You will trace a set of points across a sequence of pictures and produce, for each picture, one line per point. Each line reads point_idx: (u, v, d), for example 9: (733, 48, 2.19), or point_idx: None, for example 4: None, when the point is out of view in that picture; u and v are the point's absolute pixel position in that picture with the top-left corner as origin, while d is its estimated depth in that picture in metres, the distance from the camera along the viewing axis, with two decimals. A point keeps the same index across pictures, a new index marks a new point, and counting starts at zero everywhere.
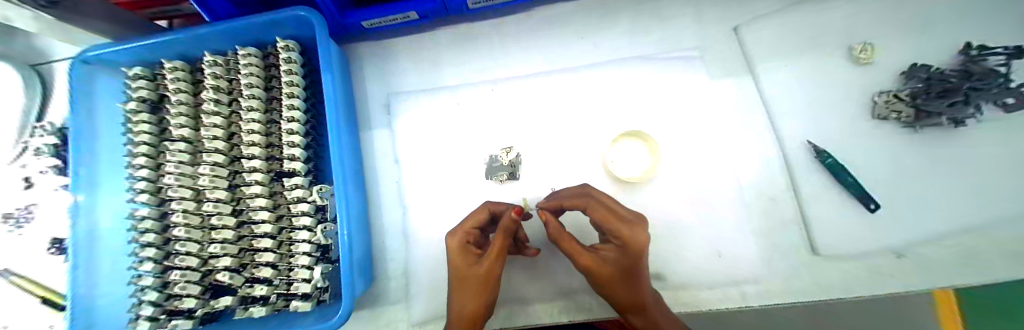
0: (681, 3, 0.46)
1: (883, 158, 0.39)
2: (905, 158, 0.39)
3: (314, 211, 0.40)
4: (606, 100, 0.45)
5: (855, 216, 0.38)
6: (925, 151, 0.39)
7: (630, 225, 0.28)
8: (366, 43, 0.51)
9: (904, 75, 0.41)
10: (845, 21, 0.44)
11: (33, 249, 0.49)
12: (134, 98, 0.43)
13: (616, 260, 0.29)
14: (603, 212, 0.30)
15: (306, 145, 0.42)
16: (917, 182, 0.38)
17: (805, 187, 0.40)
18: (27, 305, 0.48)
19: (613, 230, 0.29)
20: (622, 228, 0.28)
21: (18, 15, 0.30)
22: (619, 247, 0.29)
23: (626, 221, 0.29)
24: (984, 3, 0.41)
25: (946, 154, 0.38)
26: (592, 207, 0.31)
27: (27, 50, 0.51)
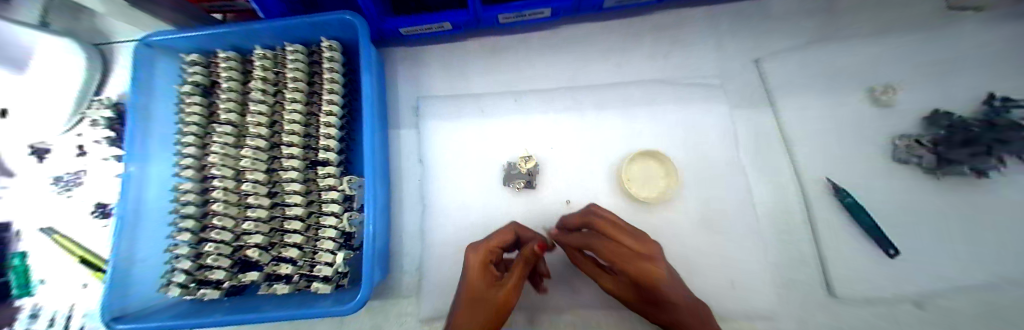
0: (704, 34, 0.48)
1: (902, 202, 0.39)
2: (925, 204, 0.39)
3: (342, 199, 0.43)
4: (626, 120, 0.47)
5: (872, 259, 0.38)
6: (944, 200, 0.39)
7: (630, 262, 0.27)
8: (401, 48, 0.55)
9: (925, 121, 0.41)
10: (862, 66, 0.46)
11: (78, 212, 0.53)
12: (188, 82, 0.47)
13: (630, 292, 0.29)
14: (606, 249, 0.29)
15: (340, 138, 0.45)
16: (936, 230, 0.38)
17: (823, 226, 0.39)
18: (66, 265, 0.51)
19: (619, 269, 0.28)
20: (624, 268, 0.27)
21: None
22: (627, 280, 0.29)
23: (621, 255, 0.28)
24: (994, 63, 0.44)
25: (965, 204, 0.38)
26: (596, 247, 0.31)
27: (91, 30, 0.58)
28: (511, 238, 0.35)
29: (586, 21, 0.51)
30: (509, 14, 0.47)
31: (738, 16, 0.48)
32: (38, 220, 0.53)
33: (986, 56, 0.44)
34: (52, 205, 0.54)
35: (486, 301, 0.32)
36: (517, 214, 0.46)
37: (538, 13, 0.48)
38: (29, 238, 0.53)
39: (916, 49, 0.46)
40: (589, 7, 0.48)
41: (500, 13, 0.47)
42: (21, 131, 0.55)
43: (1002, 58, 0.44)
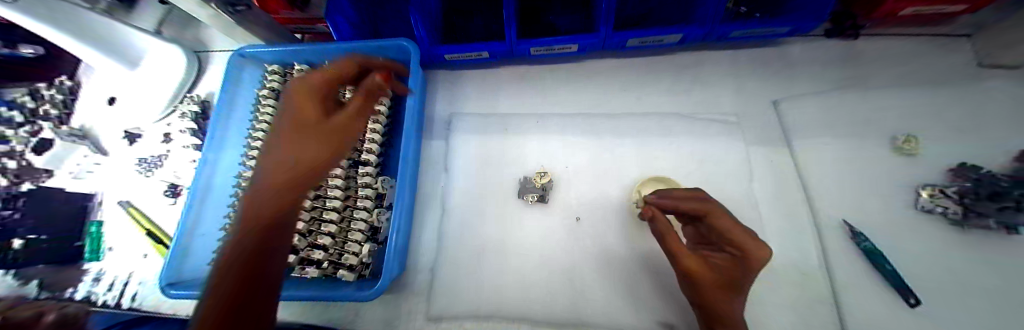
0: (721, 75, 0.52)
1: (940, 253, 0.37)
2: (967, 257, 0.37)
3: (374, 197, 0.49)
4: (643, 147, 0.50)
5: (918, 311, 0.35)
6: (989, 253, 0.36)
7: (751, 237, 0.28)
8: (444, 72, 0.63)
9: (951, 172, 0.41)
10: (885, 113, 0.46)
11: (151, 189, 0.61)
12: (267, 88, 0.56)
13: (727, 270, 0.29)
14: (730, 222, 0.29)
15: (381, 143, 0.52)
16: (990, 286, 0.35)
17: (851, 267, 0.37)
18: (132, 236, 0.57)
19: (735, 241, 0.28)
20: (749, 242, 0.28)
21: None
22: (734, 257, 0.29)
23: (749, 234, 0.29)
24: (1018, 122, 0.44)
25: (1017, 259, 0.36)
26: (714, 216, 0.30)
27: (194, 41, 0.72)
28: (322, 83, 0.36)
29: (609, 58, 0.57)
30: (541, 47, 0.54)
31: (755, 61, 0.52)
32: (112, 192, 0.61)
33: (1007, 115, 0.45)
34: (133, 182, 0.61)
35: (305, 161, 0.28)
36: (531, 226, 0.48)
37: (566, 47, 0.55)
38: (108, 209, 0.59)
39: (935, 103, 0.47)
40: (613, 45, 0.53)
41: (533, 46, 0.54)
42: (126, 118, 0.66)
43: None
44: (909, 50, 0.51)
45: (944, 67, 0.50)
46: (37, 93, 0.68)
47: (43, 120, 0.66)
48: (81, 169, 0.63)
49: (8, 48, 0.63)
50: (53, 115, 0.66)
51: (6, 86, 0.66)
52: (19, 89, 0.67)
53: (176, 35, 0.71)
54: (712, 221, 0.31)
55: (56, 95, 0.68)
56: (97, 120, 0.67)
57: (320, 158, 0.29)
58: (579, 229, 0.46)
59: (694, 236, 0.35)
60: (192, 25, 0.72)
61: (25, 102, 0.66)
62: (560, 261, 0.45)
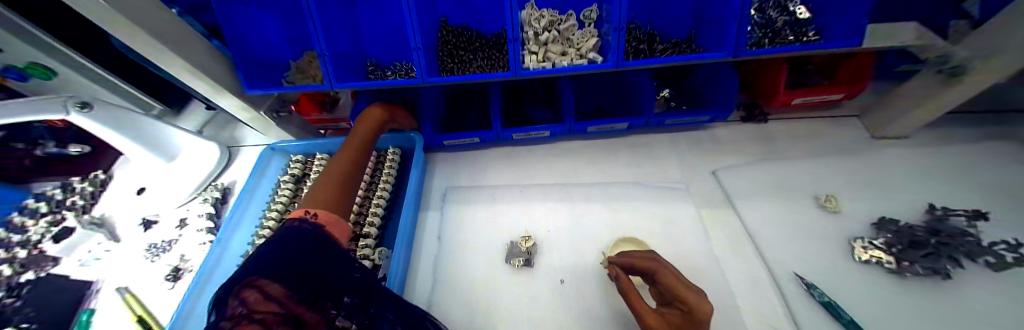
0: (666, 151, 0.64)
1: (894, 298, 0.40)
2: (919, 299, 0.40)
3: (371, 268, 0.51)
4: (610, 213, 0.57)
5: None
6: (932, 293, 0.40)
7: (691, 291, 0.33)
8: (440, 153, 0.75)
9: (874, 225, 0.48)
10: (804, 177, 0.57)
11: (147, 274, 0.61)
12: (289, 173, 0.67)
13: (678, 325, 0.31)
14: (671, 278, 0.35)
15: (383, 216, 0.60)
16: (958, 325, 0.36)
17: (827, 314, 0.39)
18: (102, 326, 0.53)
19: (677, 294, 0.33)
20: (687, 294, 0.32)
21: (236, 105, 0.60)
22: (683, 313, 0.32)
23: (693, 291, 0.33)
24: (910, 179, 0.54)
25: (962, 298, 0.39)
26: (660, 273, 0.36)
27: (228, 138, 0.86)
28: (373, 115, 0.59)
29: (578, 140, 0.71)
30: (520, 133, 0.67)
31: (692, 140, 0.65)
32: (106, 279, 0.60)
33: (899, 174, 0.55)
34: (136, 269, 0.62)
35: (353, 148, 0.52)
36: (517, 289, 0.50)
37: (540, 133, 0.68)
38: (104, 296, 0.57)
39: (845, 165, 0.58)
40: (577, 131, 0.67)
41: (514, 132, 0.67)
42: (150, 206, 0.72)
43: (913, 176, 0.55)
44: (808, 127, 0.66)
45: (839, 139, 0.63)
46: (67, 186, 0.75)
47: (66, 210, 0.71)
48: (90, 256, 0.64)
49: (59, 146, 0.71)
50: (78, 205, 0.72)
51: (41, 179, 0.73)
52: (53, 181, 0.75)
53: (214, 134, 0.86)
54: (659, 277, 0.36)
55: (88, 187, 0.76)
56: (120, 208, 0.72)
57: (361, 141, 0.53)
58: (564, 291, 0.48)
59: (658, 297, 0.38)
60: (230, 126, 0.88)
61: (54, 194, 0.73)
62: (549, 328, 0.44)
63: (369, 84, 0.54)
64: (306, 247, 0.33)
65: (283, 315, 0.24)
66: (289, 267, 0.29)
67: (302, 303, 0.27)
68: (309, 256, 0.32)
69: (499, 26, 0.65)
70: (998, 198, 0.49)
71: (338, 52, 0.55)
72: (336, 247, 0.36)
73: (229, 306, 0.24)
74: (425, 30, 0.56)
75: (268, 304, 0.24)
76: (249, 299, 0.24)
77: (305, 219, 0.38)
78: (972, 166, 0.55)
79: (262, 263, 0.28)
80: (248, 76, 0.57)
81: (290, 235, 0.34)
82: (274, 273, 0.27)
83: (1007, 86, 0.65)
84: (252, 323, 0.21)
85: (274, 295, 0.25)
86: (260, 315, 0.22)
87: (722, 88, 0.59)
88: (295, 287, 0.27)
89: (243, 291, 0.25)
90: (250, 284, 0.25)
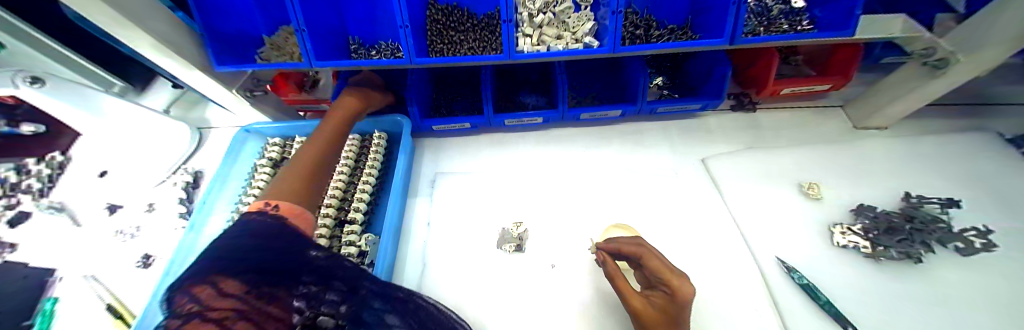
0: (658, 139, 0.64)
1: (869, 282, 0.42)
2: (890, 282, 0.42)
3: (358, 255, 0.50)
4: (598, 199, 0.57)
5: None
6: (900, 277, 0.42)
7: (677, 276, 0.33)
8: (429, 138, 0.72)
9: (853, 211, 0.49)
10: (793, 165, 0.57)
11: (117, 261, 0.57)
12: (267, 158, 0.64)
13: (662, 305, 0.32)
14: (657, 263, 0.35)
15: (369, 201, 0.57)
16: (921, 307, 0.39)
17: (797, 298, 0.41)
18: (67, 314, 0.50)
19: (664, 279, 0.33)
20: (672, 278, 0.33)
21: (205, 84, 0.56)
22: (668, 296, 0.32)
23: (677, 274, 0.34)
24: (892, 169, 0.56)
25: (926, 281, 0.41)
26: (647, 258, 0.36)
27: (199, 119, 0.80)
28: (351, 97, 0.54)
29: (570, 127, 0.70)
30: (512, 119, 0.65)
31: (683, 128, 0.65)
32: (67, 266, 0.56)
33: (882, 164, 0.57)
34: (103, 254, 0.58)
35: (323, 133, 0.47)
36: (508, 273, 0.49)
37: (531, 119, 0.66)
38: (67, 284, 0.54)
39: (833, 154, 0.59)
40: (569, 118, 0.65)
41: (506, 118, 0.64)
42: (117, 191, 0.68)
43: (894, 166, 0.56)
44: (797, 116, 0.66)
45: (827, 129, 0.64)
46: (21, 168, 0.68)
47: (22, 193, 0.66)
48: (49, 241, 0.60)
49: (9, 125, 0.62)
50: (34, 188, 0.66)
51: None
52: None
53: (182, 114, 0.81)
54: (646, 263, 0.36)
55: (42, 169, 0.68)
56: (81, 193, 0.67)
57: (336, 125, 0.49)
58: (554, 276, 0.48)
59: (643, 282, 0.38)
60: (199, 106, 0.83)
61: (7, 176, 0.66)
62: (538, 311, 0.44)
63: (353, 63, 0.50)
64: (259, 240, 0.26)
65: (248, 313, 0.19)
66: (247, 256, 0.23)
67: (262, 298, 0.22)
68: (267, 249, 0.26)
69: (491, 6, 0.63)
70: (967, 188, 0.51)
71: (318, 30, 0.50)
72: (297, 240, 0.30)
73: (172, 309, 0.18)
74: (412, 7, 0.53)
75: (227, 300, 0.18)
76: (199, 295, 0.18)
77: (264, 211, 0.32)
78: (946, 156, 0.57)
79: (213, 256, 0.22)
80: (217, 50, 0.51)
81: (251, 229, 0.27)
82: (233, 267, 0.21)
83: (984, 80, 0.67)
84: (210, 323, 0.16)
85: (231, 290, 0.19)
86: (217, 312, 0.17)
87: (713, 77, 0.58)
88: (255, 283, 0.22)
89: (189, 290, 0.19)
90: (201, 278, 0.20)
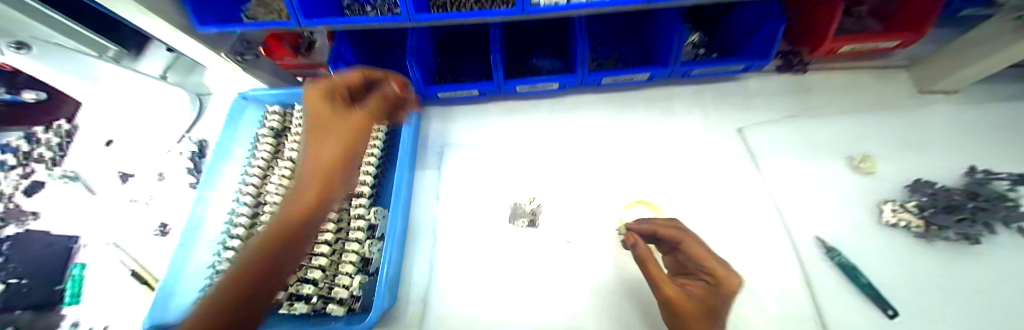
0: (689, 106, 0.57)
1: (913, 263, 0.39)
2: (934, 266, 0.39)
3: (367, 228, 0.49)
4: (619, 173, 0.53)
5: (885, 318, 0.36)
6: (947, 259, 0.39)
7: (719, 263, 0.30)
8: (435, 107, 0.67)
9: (908, 187, 0.44)
10: (842, 136, 0.51)
11: (135, 229, 0.58)
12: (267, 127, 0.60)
13: (703, 297, 0.29)
14: (701, 248, 0.32)
15: (375, 174, 0.55)
16: (961, 290, 0.37)
17: (818, 275, 0.40)
18: (103, 279, 0.53)
19: (705, 266, 0.31)
20: (715, 266, 0.30)
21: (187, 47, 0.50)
22: (710, 286, 0.30)
23: (722, 263, 0.31)
24: (954, 141, 0.49)
25: (977, 264, 0.38)
26: (687, 243, 0.33)
27: (196, 84, 0.74)
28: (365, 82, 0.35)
29: (590, 93, 0.63)
30: (524, 86, 0.59)
31: (719, 93, 0.58)
32: (91, 233, 0.57)
33: (946, 133, 0.50)
34: (121, 222, 0.59)
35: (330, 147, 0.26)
36: (522, 248, 0.48)
37: (546, 85, 0.60)
38: (93, 250, 0.55)
39: (889, 124, 0.52)
40: (589, 83, 0.58)
41: (518, 84, 0.58)
42: (124, 160, 0.67)
43: (959, 138, 0.49)
44: (854, 79, 0.57)
45: (886, 95, 0.56)
46: (31, 137, 0.66)
47: (35, 162, 0.65)
48: (67, 209, 0.60)
49: (9, 92, 0.63)
50: (46, 157, 0.64)
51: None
52: (15, 131, 0.66)
53: (180, 80, 0.72)
54: (685, 246, 0.33)
55: (52, 138, 0.66)
56: (91, 162, 0.66)
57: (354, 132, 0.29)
58: (569, 251, 0.47)
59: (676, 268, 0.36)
60: (196, 70, 0.73)
61: (20, 145, 0.65)
62: (551, 285, 0.44)
63: (347, 22, 0.44)
64: None
65: None
66: None
67: None
68: None
69: None
70: None
71: None
72: None
73: None
74: None
75: None
76: None
77: None
78: (1022, 127, 0.50)
79: None
80: (198, 8, 0.45)
81: None
82: None
83: None
84: None
85: None
86: None
87: (761, 33, 0.49)
88: None
89: None
90: None
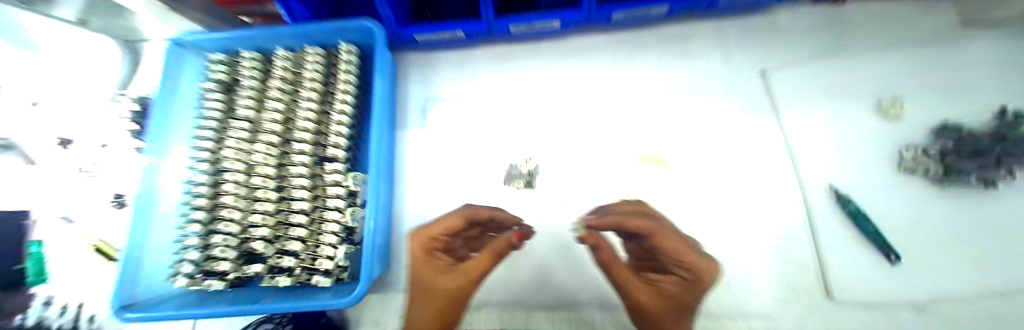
0: (708, 47, 0.50)
1: (920, 213, 0.38)
2: (943, 216, 0.37)
3: (347, 195, 0.44)
4: (623, 127, 0.48)
5: (879, 267, 0.36)
6: (959, 208, 0.37)
7: (699, 256, 0.26)
8: (414, 54, 0.57)
9: (935, 131, 0.41)
10: (873, 78, 0.46)
11: (88, 200, 0.52)
12: (212, 80, 0.50)
13: (677, 294, 0.26)
14: (674, 240, 0.26)
15: (350, 135, 0.47)
16: (964, 238, 0.36)
17: (826, 226, 0.39)
18: (72, 253, 0.49)
19: (681, 261, 0.26)
20: (692, 261, 0.25)
21: None
22: (685, 280, 0.26)
23: (701, 253, 0.26)
24: (1006, 76, 0.43)
25: (989, 212, 0.37)
26: (657, 234, 0.27)
27: (130, 31, 0.56)
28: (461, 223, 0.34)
29: (595, 33, 0.53)
30: (519, 24, 0.49)
31: (744, 30, 0.50)
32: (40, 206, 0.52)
33: (996, 67, 0.44)
34: (69, 194, 0.52)
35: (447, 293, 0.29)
36: (517, 210, 0.46)
37: (546, 24, 0.50)
38: (45, 225, 0.50)
39: (930, 62, 0.45)
40: (597, 19, 0.49)
41: (511, 23, 0.48)
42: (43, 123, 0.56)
43: (1014, 73, 0.43)
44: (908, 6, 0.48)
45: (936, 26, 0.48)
46: None
47: None
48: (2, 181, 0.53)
49: None
50: None
51: None
52: None
53: (107, 26, 0.53)
54: (653, 238, 0.28)
55: None
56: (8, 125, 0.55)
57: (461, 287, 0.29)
58: (567, 212, 0.45)
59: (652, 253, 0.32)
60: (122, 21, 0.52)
61: None
62: (547, 251, 0.43)
63: None
64: None
65: None
66: None
67: None
68: None
69: None
70: None
71: None
72: None
73: None
74: None
75: None
76: None
77: None
78: None
79: None
80: None
81: None
82: None
83: None
84: None
85: None
86: None
87: None
88: None
89: None
90: None
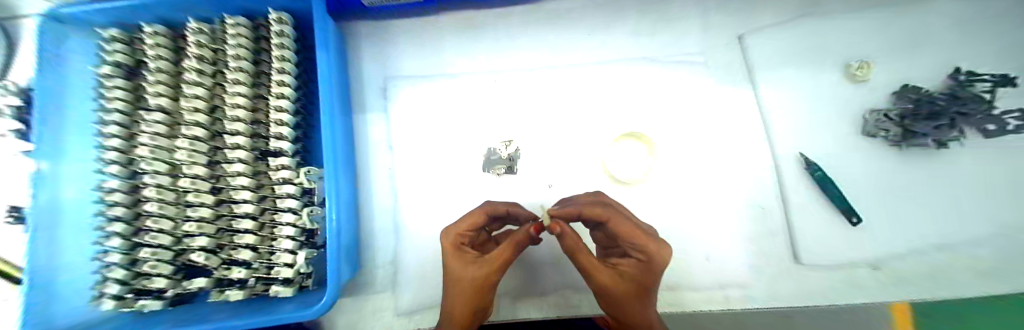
0: (688, 10, 0.46)
1: (877, 177, 0.40)
2: (896, 179, 0.40)
3: (300, 194, 0.39)
4: (601, 102, 0.46)
5: (836, 229, 0.39)
6: (909, 170, 0.40)
7: (652, 238, 0.27)
8: (363, 24, 0.49)
9: (894, 95, 0.42)
10: (848, 40, 0.44)
11: None
12: (108, 62, 0.40)
13: (636, 276, 0.27)
14: (629, 227, 0.28)
15: (294, 124, 0.41)
16: (908, 199, 0.39)
17: (794, 196, 0.40)
18: None
19: (641, 245, 0.27)
20: (648, 244, 0.27)
21: None
22: (641, 262, 0.27)
23: (653, 237, 0.28)
24: (969, 34, 0.43)
25: (932, 172, 0.39)
26: (613, 221, 0.29)
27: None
28: (481, 220, 0.32)
29: None
30: None
31: None
32: None
33: (965, 20, 0.43)
34: None
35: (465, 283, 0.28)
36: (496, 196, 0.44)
37: None
38: None
39: (906, 20, 0.44)
40: None
41: None
42: None
43: (978, 29, 0.43)
44: None
45: None
46: None
47: None
48: None
49: None
50: None
51: None
52: None
53: None
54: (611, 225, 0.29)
55: None
56: None
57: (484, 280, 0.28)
58: (551, 196, 0.43)
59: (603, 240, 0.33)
60: None
61: None
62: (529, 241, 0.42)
63: None
64: None
65: None
66: None
67: None
68: None
69: None
70: None
71: None
72: None
73: None
74: None
75: None
76: None
77: None
78: None
79: None
80: None
81: None
82: None
83: None
84: None
85: None
86: None
87: None
88: None
89: None
90: None
